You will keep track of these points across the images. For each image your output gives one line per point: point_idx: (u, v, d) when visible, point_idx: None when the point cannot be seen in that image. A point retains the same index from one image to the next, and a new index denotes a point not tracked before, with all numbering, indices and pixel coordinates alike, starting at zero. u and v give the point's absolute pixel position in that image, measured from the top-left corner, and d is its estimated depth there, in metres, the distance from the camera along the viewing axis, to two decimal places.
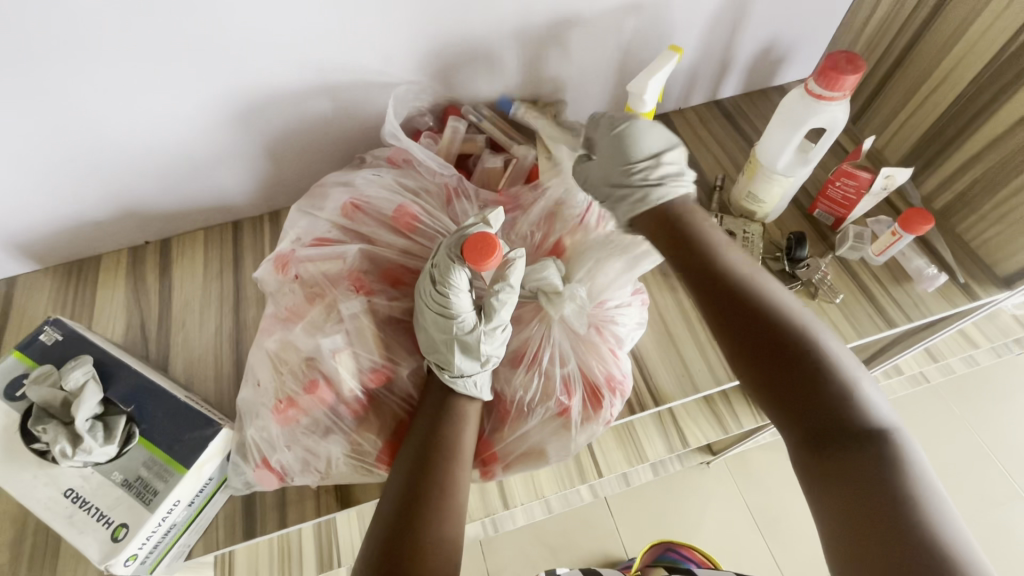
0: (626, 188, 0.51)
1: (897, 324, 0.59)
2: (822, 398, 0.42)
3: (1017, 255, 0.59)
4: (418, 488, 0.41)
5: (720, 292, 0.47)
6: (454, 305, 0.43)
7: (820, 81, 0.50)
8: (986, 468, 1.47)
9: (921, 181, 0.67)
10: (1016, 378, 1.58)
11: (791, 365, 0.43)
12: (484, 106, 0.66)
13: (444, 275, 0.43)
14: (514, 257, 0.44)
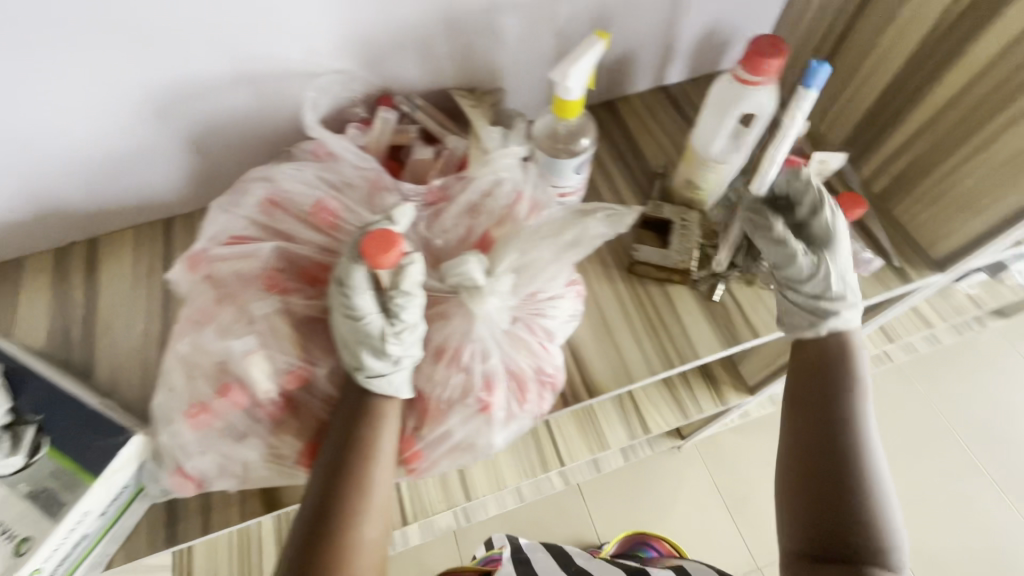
0: (815, 294, 0.53)
1: None
2: (845, 510, 0.47)
3: (950, 237, 0.60)
4: (334, 490, 0.41)
5: (813, 393, 0.52)
6: (359, 307, 0.43)
7: (745, 66, 0.49)
8: (945, 444, 1.50)
9: (861, 165, 0.67)
10: (975, 355, 1.62)
11: (836, 477, 0.48)
12: (419, 95, 0.64)
13: (347, 278, 0.43)
14: (409, 260, 0.43)
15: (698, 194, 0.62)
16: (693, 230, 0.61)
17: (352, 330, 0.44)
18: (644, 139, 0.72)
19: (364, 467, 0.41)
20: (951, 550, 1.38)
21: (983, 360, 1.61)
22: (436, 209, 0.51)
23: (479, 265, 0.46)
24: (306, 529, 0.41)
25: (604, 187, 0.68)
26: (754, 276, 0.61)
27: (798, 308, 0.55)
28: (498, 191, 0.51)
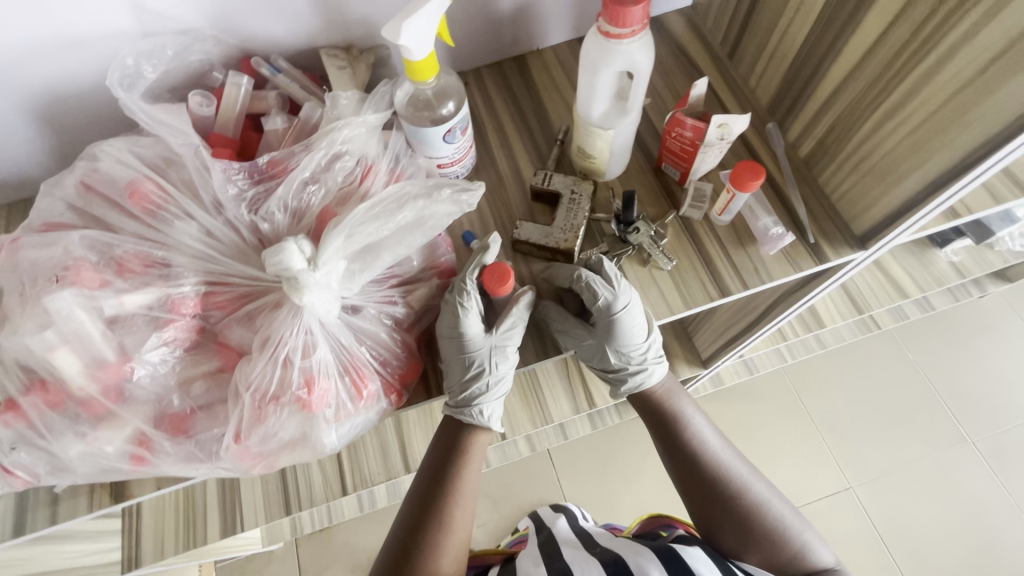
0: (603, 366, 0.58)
1: (732, 293, 0.54)
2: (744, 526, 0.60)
3: (872, 209, 0.52)
4: (426, 496, 0.56)
5: (679, 446, 0.63)
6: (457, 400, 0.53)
7: (606, 16, 0.43)
8: (934, 415, 1.44)
9: (786, 127, 0.59)
10: (971, 321, 1.53)
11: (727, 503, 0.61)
12: (286, 56, 0.58)
13: (460, 312, 0.50)
14: (334, 261, 0.43)
15: (594, 163, 0.56)
16: (582, 204, 0.55)
17: (451, 360, 0.52)
18: (550, 99, 0.65)
19: (451, 488, 0.56)
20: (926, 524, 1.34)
21: (979, 326, 1.52)
22: (270, 185, 0.46)
23: (300, 250, 0.42)
24: (401, 527, 0.56)
25: (499, 154, 0.62)
26: (648, 254, 0.56)
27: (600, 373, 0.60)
28: (338, 164, 0.47)
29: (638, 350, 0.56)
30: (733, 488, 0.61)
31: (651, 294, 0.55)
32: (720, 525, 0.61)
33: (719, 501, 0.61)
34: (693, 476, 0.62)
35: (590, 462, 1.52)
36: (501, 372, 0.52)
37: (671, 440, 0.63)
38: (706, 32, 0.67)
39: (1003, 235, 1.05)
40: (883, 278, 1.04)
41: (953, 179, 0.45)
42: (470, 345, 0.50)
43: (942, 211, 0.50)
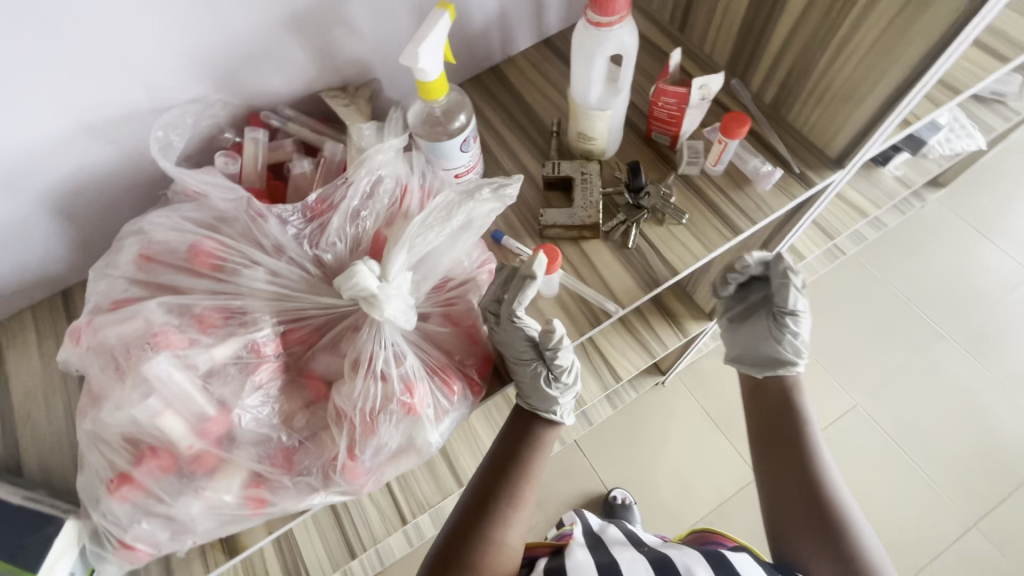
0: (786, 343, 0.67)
1: (744, 230, 0.60)
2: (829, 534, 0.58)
3: (841, 133, 0.59)
4: (498, 472, 0.59)
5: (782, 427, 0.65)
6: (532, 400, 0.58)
7: (594, 9, 0.48)
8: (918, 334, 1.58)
9: (748, 80, 0.67)
10: (921, 230, 1.68)
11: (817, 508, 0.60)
12: (289, 105, 0.61)
13: (525, 344, 0.52)
14: (401, 273, 0.46)
15: (595, 144, 0.62)
16: (594, 181, 0.60)
17: (522, 378, 0.55)
18: (534, 98, 0.70)
19: (525, 465, 0.59)
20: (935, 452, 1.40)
21: (929, 233, 1.67)
22: (322, 220, 0.49)
23: (370, 271, 0.45)
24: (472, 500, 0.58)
25: (502, 156, 0.66)
26: (663, 214, 0.61)
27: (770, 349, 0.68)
28: (380, 189, 0.51)
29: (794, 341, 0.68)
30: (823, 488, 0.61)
31: (676, 247, 0.60)
32: (798, 530, 0.60)
33: (812, 503, 0.60)
34: (785, 458, 0.64)
35: (617, 442, 1.56)
36: (569, 382, 0.56)
37: (775, 418, 0.66)
38: (653, 14, 0.75)
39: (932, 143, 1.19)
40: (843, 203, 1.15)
41: (905, 91, 0.52)
42: (537, 374, 0.53)
43: (899, 121, 0.58)
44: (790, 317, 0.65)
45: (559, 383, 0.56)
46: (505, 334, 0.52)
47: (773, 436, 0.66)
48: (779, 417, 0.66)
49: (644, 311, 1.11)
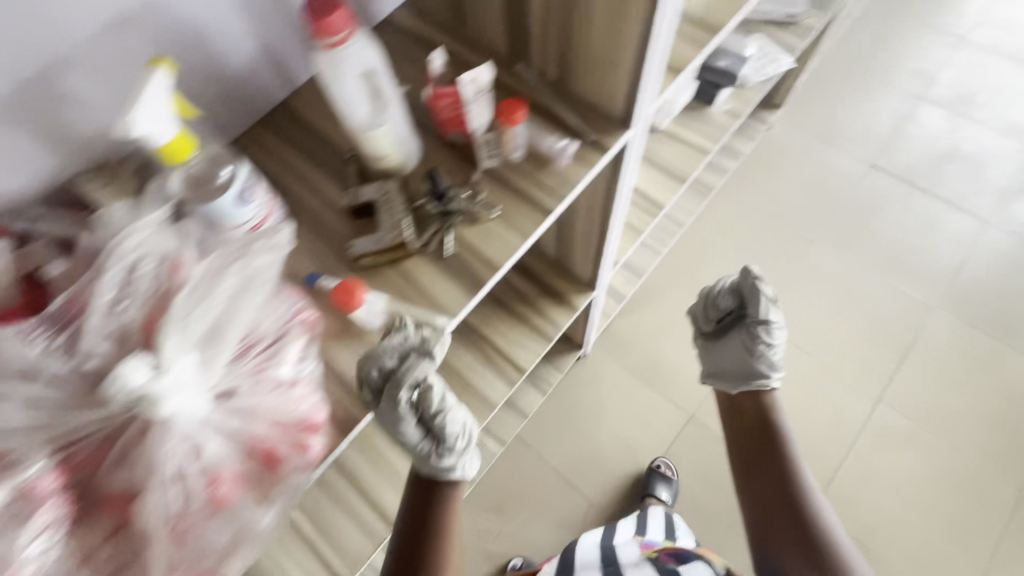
0: (761, 363, 0.94)
1: (555, 208, 0.60)
2: (800, 525, 0.80)
3: (617, 94, 0.62)
4: (419, 537, 0.61)
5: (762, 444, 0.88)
6: (424, 452, 0.62)
7: (317, 32, 0.46)
8: (792, 260, 1.83)
9: (529, 61, 0.67)
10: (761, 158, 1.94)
11: (790, 506, 0.81)
12: (40, 201, 0.56)
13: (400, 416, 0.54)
14: (181, 360, 0.42)
15: (390, 161, 0.60)
16: (395, 199, 0.59)
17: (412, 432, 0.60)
18: (327, 126, 0.67)
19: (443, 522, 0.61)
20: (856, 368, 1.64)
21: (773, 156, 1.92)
22: (75, 325, 0.44)
23: (141, 365, 0.41)
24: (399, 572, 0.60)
25: (303, 194, 0.63)
26: (475, 212, 0.60)
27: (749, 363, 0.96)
28: (139, 273, 0.46)
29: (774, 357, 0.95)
30: (800, 490, 0.82)
31: (496, 242, 0.59)
32: (780, 530, 0.82)
33: (790, 503, 0.82)
34: (766, 476, 0.85)
35: (557, 424, 1.66)
36: (458, 446, 0.62)
37: (764, 440, 0.88)
38: (429, 14, 0.74)
39: (748, 72, 1.33)
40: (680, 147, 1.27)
41: (648, 43, 0.55)
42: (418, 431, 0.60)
43: (661, 70, 0.61)
44: (762, 326, 0.96)
45: (449, 446, 0.62)
46: (380, 407, 0.54)
47: (752, 458, 0.88)
48: (756, 443, 0.89)
49: (529, 295, 1.16)
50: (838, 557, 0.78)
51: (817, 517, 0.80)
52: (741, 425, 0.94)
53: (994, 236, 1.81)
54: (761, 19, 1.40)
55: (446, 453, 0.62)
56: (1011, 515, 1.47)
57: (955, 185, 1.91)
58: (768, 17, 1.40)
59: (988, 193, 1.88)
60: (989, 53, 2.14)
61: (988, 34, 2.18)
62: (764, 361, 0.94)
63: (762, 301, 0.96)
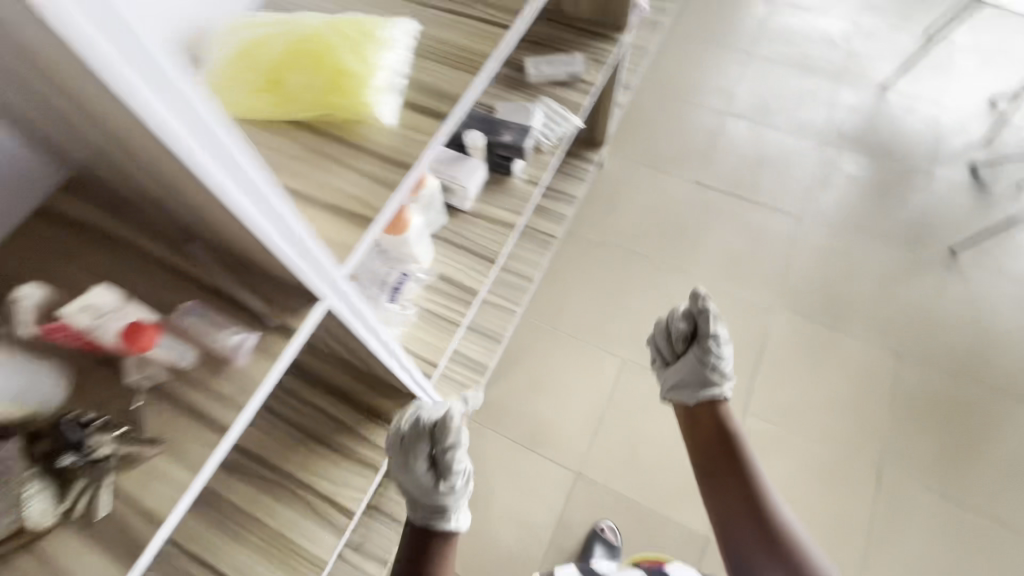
0: (712, 371, 1.12)
1: (232, 422, 0.55)
2: (763, 522, 0.96)
3: (283, 273, 0.56)
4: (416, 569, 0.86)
5: (721, 457, 1.03)
6: (428, 499, 0.88)
7: None
8: (646, 288, 1.90)
9: (202, 239, 0.60)
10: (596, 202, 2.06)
11: (754, 507, 0.97)
12: None
13: (410, 457, 0.87)
14: None
15: (13, 416, 0.53)
16: (19, 467, 0.51)
17: (415, 480, 0.88)
18: None
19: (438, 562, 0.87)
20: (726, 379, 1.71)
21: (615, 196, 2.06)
22: None
23: None
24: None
25: None
26: (135, 452, 0.53)
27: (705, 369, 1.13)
28: None
29: (725, 368, 1.13)
30: (763, 493, 0.98)
31: (162, 478, 0.53)
32: (744, 527, 0.97)
33: (755, 504, 0.97)
34: (728, 483, 1.01)
35: None
36: (456, 492, 0.87)
37: (724, 453, 1.03)
38: (93, 192, 0.65)
39: (538, 137, 1.35)
40: (487, 226, 1.26)
41: (255, 227, 0.48)
42: (422, 476, 0.87)
43: (313, 235, 0.54)
44: (711, 342, 1.12)
45: (450, 490, 0.87)
46: (407, 444, 0.89)
47: (713, 470, 1.03)
48: (717, 455, 1.04)
49: (348, 420, 1.08)
50: (793, 540, 0.95)
51: (779, 512, 0.97)
52: (701, 439, 1.09)
53: (810, 232, 1.96)
54: (548, 80, 1.47)
55: (446, 497, 0.87)
56: (871, 501, 1.55)
57: (769, 189, 2.06)
58: (552, 78, 1.47)
59: (798, 192, 2.05)
60: (776, 62, 2.38)
61: (772, 47, 2.43)
62: (715, 373, 1.12)
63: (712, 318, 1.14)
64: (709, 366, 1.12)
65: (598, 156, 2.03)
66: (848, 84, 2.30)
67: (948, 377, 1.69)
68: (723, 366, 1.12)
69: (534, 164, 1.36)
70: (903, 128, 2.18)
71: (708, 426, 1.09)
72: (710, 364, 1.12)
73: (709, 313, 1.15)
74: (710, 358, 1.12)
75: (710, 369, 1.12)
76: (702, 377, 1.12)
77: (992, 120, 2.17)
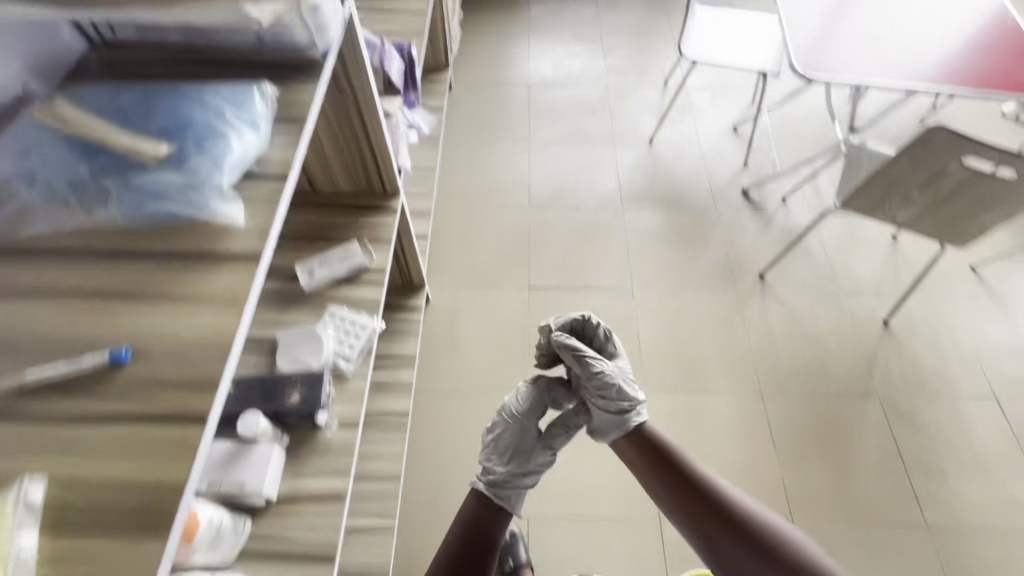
0: (616, 411, 1.29)
1: None
2: (720, 505, 1.11)
3: None
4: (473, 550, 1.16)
5: (662, 464, 1.20)
6: (523, 452, 1.32)
7: None
8: None
9: None
10: (438, 347, 1.90)
11: (707, 497, 1.13)
12: None
13: (529, 418, 1.36)
14: None
15: None
16: None
17: (519, 439, 1.33)
18: None
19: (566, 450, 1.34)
20: (631, 493, 1.63)
21: (459, 331, 1.95)
22: None
23: None
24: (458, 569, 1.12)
25: None
26: None
27: (612, 418, 1.30)
28: None
29: (628, 402, 1.29)
30: (707, 480, 1.15)
31: None
32: (707, 521, 1.11)
33: (707, 492, 1.13)
34: (678, 486, 1.16)
35: None
36: (540, 460, 1.33)
37: (662, 460, 1.20)
38: None
39: (327, 362, 1.11)
40: (309, 509, 0.99)
41: None
42: (527, 441, 1.33)
43: None
44: (599, 386, 1.31)
45: (537, 455, 1.33)
46: (531, 403, 1.37)
47: (663, 479, 1.18)
48: (658, 460, 1.21)
49: None
50: (744, 508, 1.11)
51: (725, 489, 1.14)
52: (641, 455, 1.24)
53: (644, 301, 2.01)
54: (330, 281, 1.26)
55: (530, 462, 1.32)
56: None
57: (595, 269, 2.08)
58: (333, 277, 1.26)
59: (620, 264, 2.10)
60: (555, 143, 2.48)
61: (547, 128, 2.54)
62: (622, 408, 1.29)
63: (586, 364, 1.34)
64: (611, 418, 1.29)
65: (421, 299, 1.88)
66: (622, 146, 2.47)
67: (802, 400, 1.81)
68: (626, 402, 1.29)
69: (345, 396, 1.13)
70: (679, 171, 2.38)
71: (643, 442, 1.25)
72: (613, 412, 1.29)
73: (580, 356, 1.34)
74: (604, 405, 1.30)
75: (616, 420, 1.29)
76: (616, 422, 1.28)
77: (742, 143, 2.46)
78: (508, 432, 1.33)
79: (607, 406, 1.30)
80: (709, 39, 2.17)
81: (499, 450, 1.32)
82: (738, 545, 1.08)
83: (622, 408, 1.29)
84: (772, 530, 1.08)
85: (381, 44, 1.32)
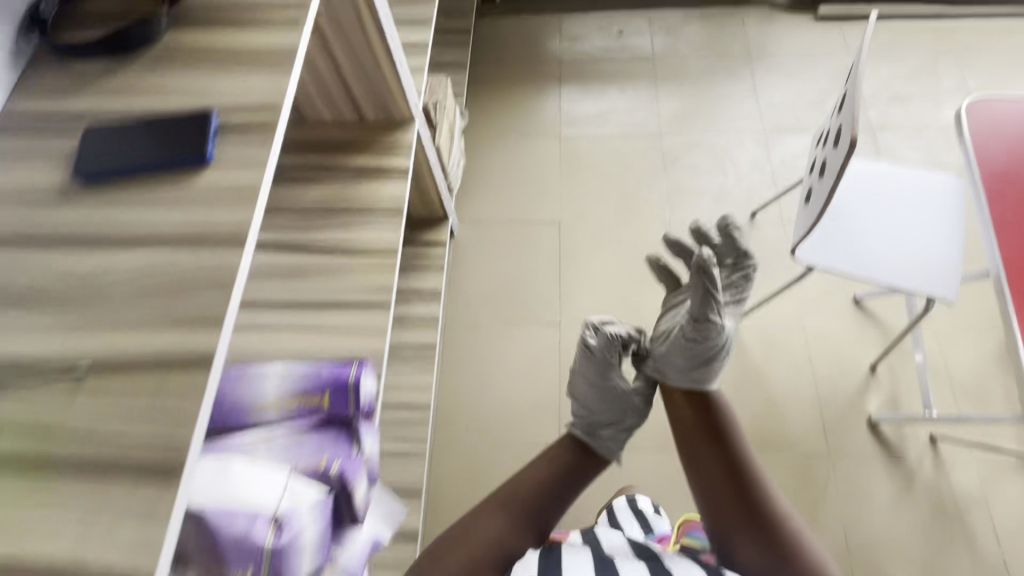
0: (699, 371, 1.07)
1: None
2: (758, 507, 0.94)
3: None
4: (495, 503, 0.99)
5: (710, 428, 1.01)
6: (618, 391, 1.16)
7: None
8: None
9: None
10: None
11: (745, 486, 0.95)
12: None
13: (609, 366, 1.16)
14: None
15: None
16: None
17: (603, 397, 1.16)
18: None
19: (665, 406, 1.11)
20: None
21: None
22: None
23: None
24: (471, 520, 0.98)
25: None
26: None
27: (694, 376, 1.07)
28: None
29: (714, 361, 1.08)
30: (753, 469, 0.97)
31: None
32: (737, 517, 0.94)
33: (751, 484, 0.95)
34: (722, 462, 0.97)
35: None
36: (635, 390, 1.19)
37: (715, 428, 1.01)
38: None
39: None
40: None
41: None
42: (615, 387, 1.16)
43: None
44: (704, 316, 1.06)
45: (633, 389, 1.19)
46: (606, 356, 1.16)
47: (702, 451, 0.99)
48: (704, 419, 1.02)
49: None
50: (784, 522, 0.93)
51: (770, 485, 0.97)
52: (689, 399, 1.06)
53: None
54: None
55: (629, 415, 1.15)
56: None
57: None
58: None
59: None
60: None
61: (586, 299, 1.85)
62: (707, 367, 1.07)
63: (700, 299, 1.05)
64: (690, 378, 1.07)
65: None
66: None
67: None
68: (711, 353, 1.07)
69: None
70: (773, 377, 1.68)
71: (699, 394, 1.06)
72: (690, 372, 1.07)
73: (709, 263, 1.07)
74: (700, 349, 1.06)
75: (696, 379, 1.06)
76: (694, 375, 1.07)
77: (870, 330, 1.71)
78: (597, 380, 1.16)
79: (693, 361, 1.07)
80: (838, 222, 1.38)
81: (581, 400, 1.18)
82: (764, 555, 0.92)
83: (703, 372, 1.07)
84: (804, 548, 0.93)
85: (275, 546, 0.72)
